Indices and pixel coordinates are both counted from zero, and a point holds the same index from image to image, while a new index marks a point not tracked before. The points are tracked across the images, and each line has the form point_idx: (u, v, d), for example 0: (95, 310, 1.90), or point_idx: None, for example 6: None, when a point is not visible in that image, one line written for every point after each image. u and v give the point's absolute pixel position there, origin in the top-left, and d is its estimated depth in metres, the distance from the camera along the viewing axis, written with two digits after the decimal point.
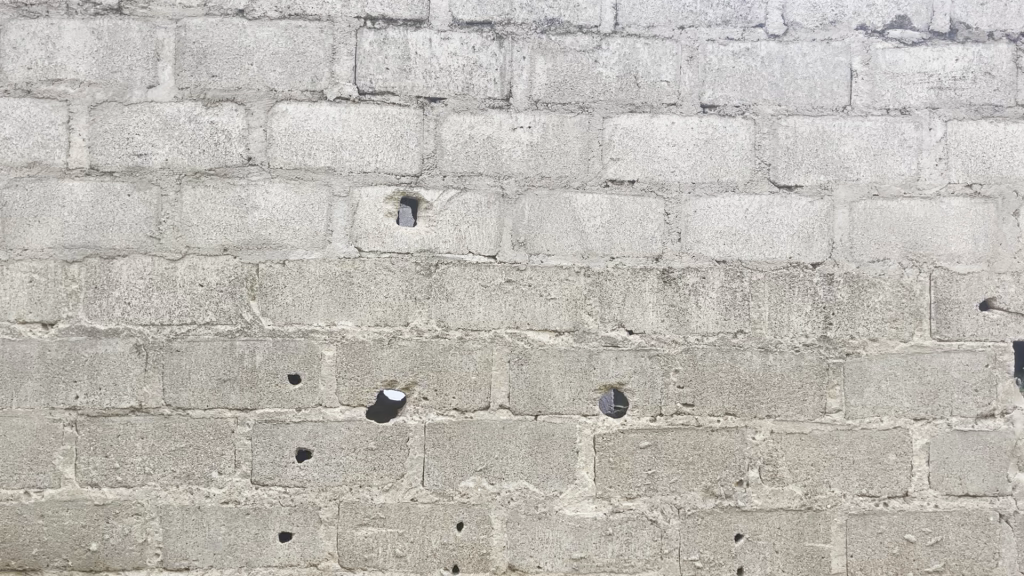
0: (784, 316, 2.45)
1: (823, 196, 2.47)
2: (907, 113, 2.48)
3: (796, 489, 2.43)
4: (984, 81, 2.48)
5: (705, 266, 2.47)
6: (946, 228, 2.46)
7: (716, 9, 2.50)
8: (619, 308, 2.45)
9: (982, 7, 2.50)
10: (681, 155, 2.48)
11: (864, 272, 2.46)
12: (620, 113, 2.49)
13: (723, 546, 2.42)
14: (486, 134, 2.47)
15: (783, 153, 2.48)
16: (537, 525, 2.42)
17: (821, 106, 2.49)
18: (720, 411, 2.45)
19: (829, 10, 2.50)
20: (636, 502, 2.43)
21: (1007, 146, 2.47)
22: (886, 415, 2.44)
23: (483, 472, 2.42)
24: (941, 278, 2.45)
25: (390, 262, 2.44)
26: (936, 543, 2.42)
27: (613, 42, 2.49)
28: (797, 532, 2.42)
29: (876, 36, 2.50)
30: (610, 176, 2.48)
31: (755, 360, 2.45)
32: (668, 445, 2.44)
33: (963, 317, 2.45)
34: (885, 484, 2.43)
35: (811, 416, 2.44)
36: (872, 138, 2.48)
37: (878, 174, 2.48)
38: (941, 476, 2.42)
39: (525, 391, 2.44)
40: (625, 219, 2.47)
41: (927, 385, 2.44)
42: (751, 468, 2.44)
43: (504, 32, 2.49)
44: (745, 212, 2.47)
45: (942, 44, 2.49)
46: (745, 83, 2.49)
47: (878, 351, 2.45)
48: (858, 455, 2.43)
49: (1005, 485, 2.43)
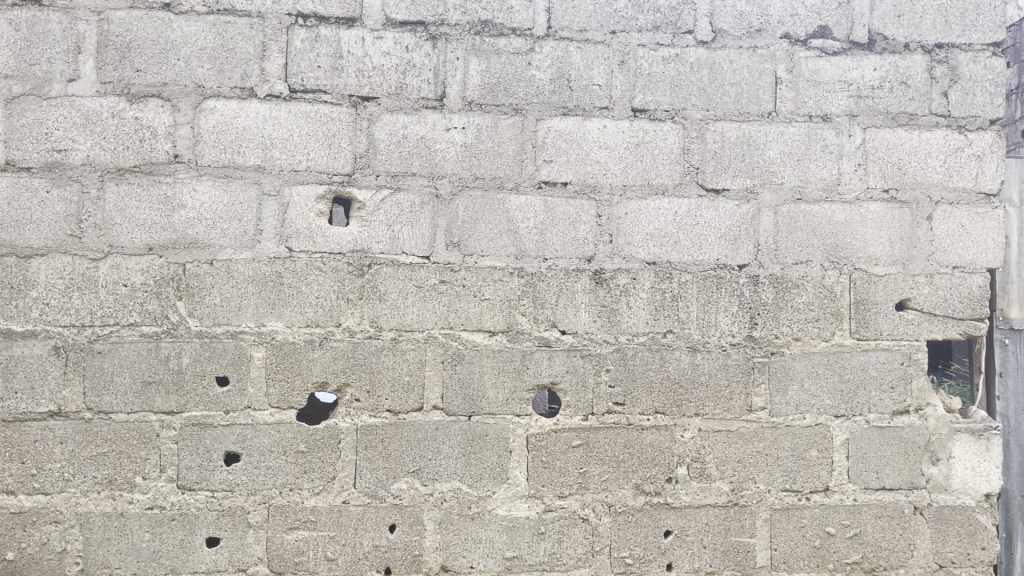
0: (711, 316, 2.51)
1: (749, 200, 2.54)
2: (829, 120, 2.57)
3: (723, 486, 2.49)
4: (900, 91, 2.58)
5: (635, 267, 2.51)
6: (865, 231, 2.55)
7: (647, 15, 2.54)
8: (551, 309, 2.48)
9: (899, 19, 2.60)
10: (613, 158, 2.52)
11: (787, 274, 2.53)
12: (553, 116, 2.51)
13: (652, 543, 2.47)
14: (419, 134, 2.46)
15: (711, 157, 2.54)
16: (470, 525, 2.43)
17: (748, 112, 2.55)
18: (650, 410, 2.49)
19: (755, 19, 2.57)
20: (568, 500, 2.45)
21: (921, 153, 2.57)
22: (808, 412, 2.51)
23: (417, 474, 2.42)
24: (861, 280, 2.54)
25: (322, 262, 2.42)
26: (855, 536, 2.51)
27: (546, 45, 2.51)
28: (724, 527, 2.49)
29: (799, 45, 2.58)
30: (543, 178, 2.50)
31: (684, 360, 2.50)
32: (599, 444, 2.47)
33: (881, 317, 2.54)
34: (808, 479, 2.50)
35: (738, 414, 2.50)
36: (796, 144, 2.55)
37: (802, 178, 2.55)
38: (860, 471, 2.51)
39: (458, 392, 2.44)
40: (559, 221, 2.50)
41: (847, 383, 2.53)
42: (680, 465, 2.49)
43: (438, 33, 2.48)
44: (674, 214, 2.52)
45: (861, 54, 2.58)
46: (675, 88, 2.54)
47: (800, 350, 2.52)
48: (782, 452, 2.50)
49: (919, 478, 2.53)
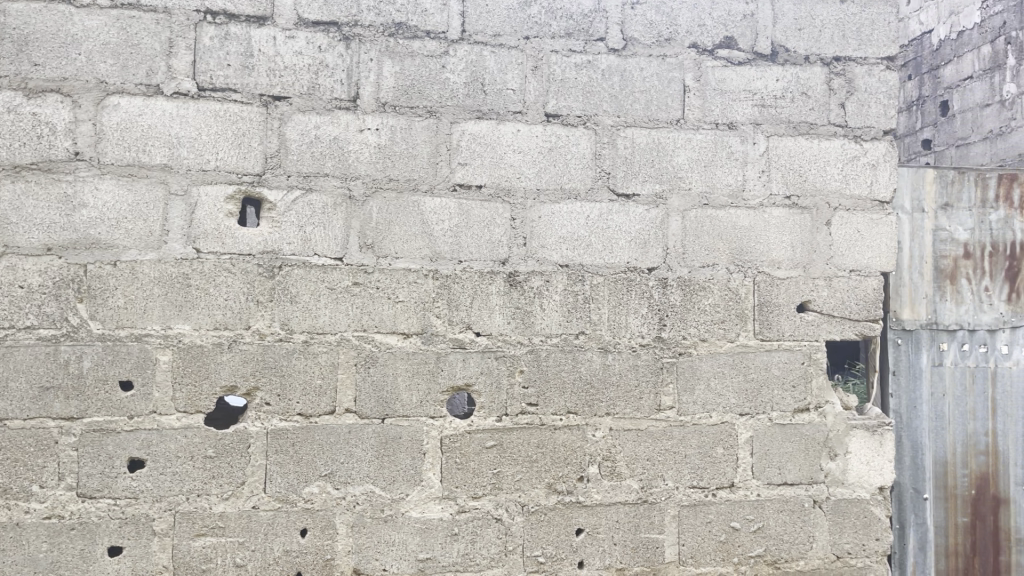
0: (622, 318, 2.57)
1: (658, 204, 2.61)
2: (734, 128, 2.66)
3: (633, 483, 2.55)
4: (801, 101, 2.69)
5: (549, 270, 2.54)
6: (768, 236, 2.65)
7: (559, 21, 2.59)
8: (466, 311, 2.49)
9: (800, 32, 2.71)
10: (526, 161, 2.55)
11: (695, 277, 2.61)
12: (467, 119, 2.53)
13: (564, 541, 2.51)
14: (332, 135, 2.45)
15: (622, 162, 2.60)
16: (383, 528, 2.42)
17: (657, 118, 2.62)
18: (562, 410, 2.53)
19: (664, 28, 2.64)
20: (481, 501, 2.47)
21: (821, 161, 2.68)
22: (715, 411, 2.59)
23: (329, 477, 2.40)
24: (764, 283, 2.64)
25: (231, 264, 2.38)
26: (758, 530, 2.60)
27: (460, 48, 2.53)
28: (633, 524, 2.54)
29: (706, 54, 2.66)
30: (458, 180, 2.51)
31: (595, 360, 2.55)
32: (513, 444, 2.50)
33: (783, 318, 2.64)
34: (714, 476, 2.58)
35: (647, 413, 2.57)
36: (704, 150, 2.63)
37: (709, 184, 2.64)
38: (763, 467, 2.61)
39: (371, 394, 2.43)
40: (473, 223, 2.51)
41: (750, 382, 2.62)
42: (591, 464, 2.54)
43: (351, 34, 2.47)
44: (586, 218, 2.57)
45: (765, 65, 2.68)
46: (587, 93, 2.59)
47: (707, 350, 2.60)
48: (690, 450, 2.58)
49: (819, 473, 2.64)
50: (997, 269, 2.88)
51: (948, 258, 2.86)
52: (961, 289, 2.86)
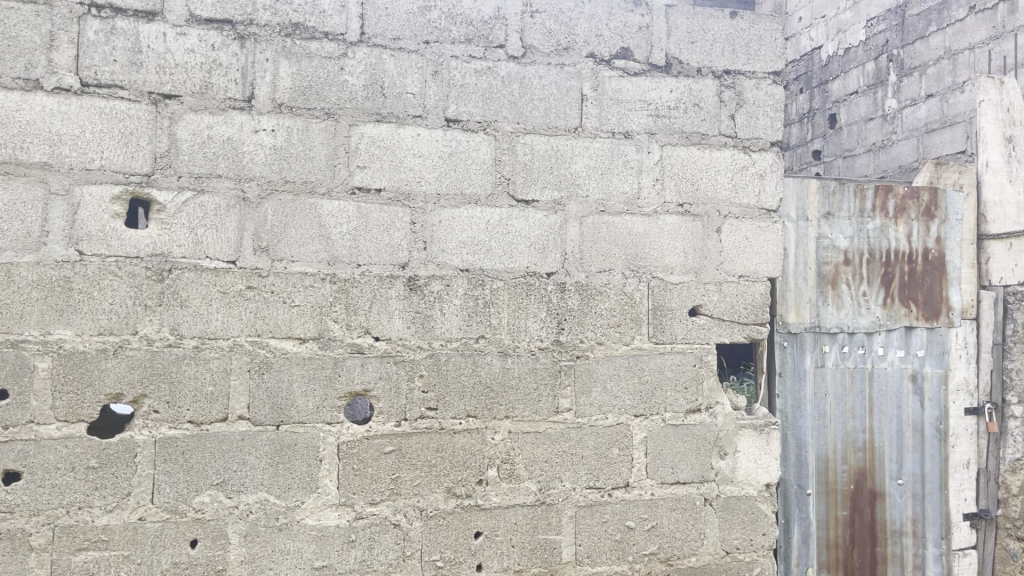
0: (521, 322, 2.59)
1: (557, 210, 2.65)
2: (630, 137, 2.72)
3: (531, 486, 2.58)
4: (693, 112, 2.78)
5: (449, 274, 2.55)
6: (662, 242, 2.73)
7: (460, 27, 2.60)
8: (364, 315, 2.47)
9: (693, 46, 2.80)
10: (426, 166, 2.55)
11: (591, 281, 2.66)
12: (366, 122, 2.51)
13: (463, 545, 2.52)
14: (225, 135, 2.39)
15: (521, 168, 2.63)
16: (278, 537, 2.38)
17: (556, 126, 2.67)
18: (462, 414, 2.54)
19: (563, 38, 2.69)
20: (379, 507, 2.46)
21: (712, 170, 2.78)
22: (611, 412, 2.65)
23: (221, 486, 2.35)
24: (658, 287, 2.71)
25: (117, 267, 2.29)
26: (652, 528, 2.67)
27: (359, 51, 2.51)
28: (531, 526, 2.58)
29: (603, 64, 2.72)
30: (356, 183, 2.49)
31: (495, 364, 2.57)
32: (412, 449, 2.49)
33: (676, 322, 2.72)
34: (610, 476, 2.64)
35: (545, 415, 2.60)
36: (601, 158, 2.69)
37: (605, 192, 2.69)
38: (657, 467, 2.68)
39: (265, 401, 2.39)
40: (372, 227, 2.50)
41: (645, 384, 2.69)
42: (490, 467, 2.56)
43: (246, 32, 2.42)
44: (487, 223, 2.59)
45: (659, 76, 2.76)
46: (486, 100, 2.61)
47: (604, 353, 2.66)
48: (587, 451, 2.63)
49: (710, 471, 2.73)
50: (873, 275, 3.05)
51: (830, 264, 3.00)
52: (841, 294, 3.01)
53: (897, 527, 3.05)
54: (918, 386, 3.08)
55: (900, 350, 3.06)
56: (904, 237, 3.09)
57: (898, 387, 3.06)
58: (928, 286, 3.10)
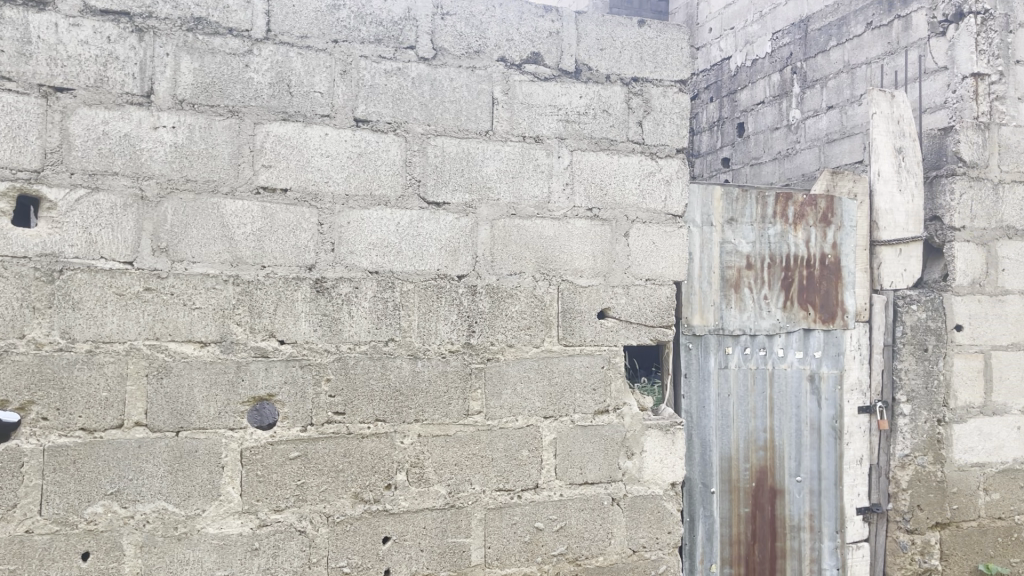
0: (431, 324, 2.58)
1: (468, 213, 2.65)
2: (540, 141, 2.75)
3: (441, 489, 2.57)
4: (602, 118, 2.83)
5: (357, 276, 2.52)
6: (571, 245, 2.75)
7: (370, 27, 2.58)
8: (269, 318, 2.42)
9: (602, 53, 2.84)
10: (334, 166, 2.51)
11: (503, 284, 2.67)
12: (272, 120, 2.46)
13: (371, 550, 2.49)
14: (122, 131, 2.31)
15: (431, 170, 2.62)
16: (177, 547, 2.31)
17: (466, 129, 2.67)
18: (370, 418, 2.51)
19: (474, 41, 2.70)
20: (284, 514, 2.41)
21: (620, 176, 2.82)
22: (520, 414, 2.66)
23: (115, 496, 2.26)
24: (568, 291, 2.74)
25: (2, 267, 2.18)
26: (560, 529, 2.69)
27: (265, 48, 2.46)
28: (441, 530, 2.57)
29: (514, 68, 2.74)
30: (261, 183, 2.44)
31: (405, 367, 2.55)
32: (318, 454, 2.45)
33: (585, 325, 2.75)
34: (519, 478, 2.65)
35: (455, 418, 2.60)
36: (511, 161, 2.71)
37: (516, 195, 2.71)
38: (565, 468, 2.71)
39: (163, 406, 2.31)
40: (278, 228, 2.45)
41: (554, 386, 2.71)
42: (398, 471, 2.54)
43: (144, 26, 2.35)
44: (396, 225, 2.57)
45: (569, 82, 2.80)
46: (397, 101, 2.60)
47: (514, 355, 2.67)
48: (496, 453, 2.64)
49: (617, 472, 2.77)
50: (774, 279, 3.15)
51: (733, 268, 3.09)
52: (744, 297, 3.10)
53: (796, 522, 3.16)
54: (816, 386, 3.21)
55: (799, 352, 3.18)
56: (803, 242, 3.21)
57: (797, 387, 3.17)
58: (825, 289, 3.23)
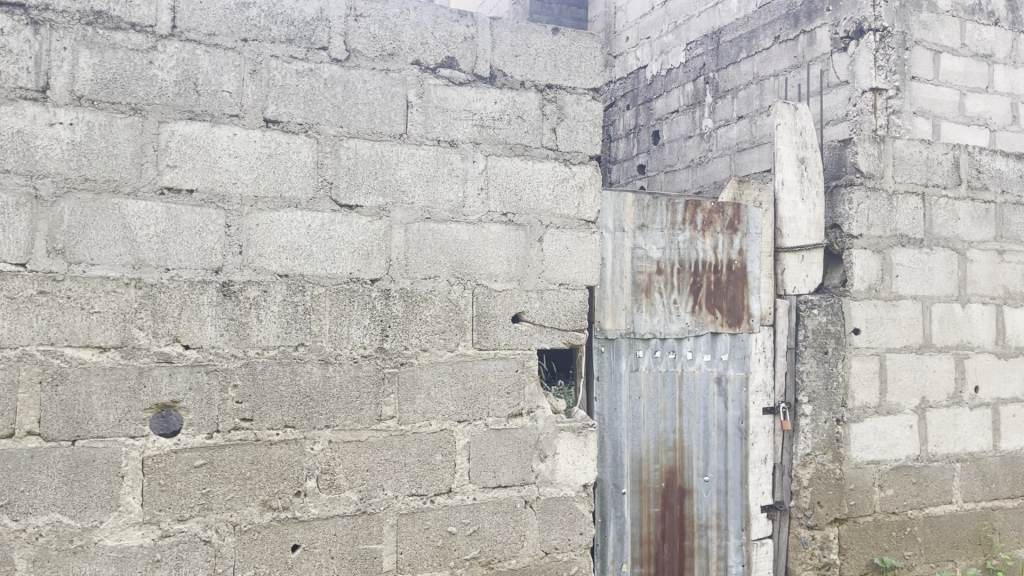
0: (342, 329, 2.55)
1: (381, 216, 2.63)
2: (455, 145, 2.75)
3: (352, 495, 2.55)
4: (517, 123, 2.85)
5: (266, 279, 2.47)
6: (486, 250, 2.76)
7: (281, 27, 2.54)
8: (174, 322, 2.35)
9: (516, 59, 2.86)
10: (243, 167, 2.46)
11: (416, 288, 2.66)
12: (177, 119, 2.40)
13: (279, 558, 2.45)
14: (15, 127, 2.22)
15: (344, 173, 2.59)
16: (72, 560, 2.23)
17: (380, 131, 2.65)
18: (278, 425, 2.47)
19: (387, 43, 2.68)
20: (187, 524, 2.35)
21: (534, 181, 2.84)
22: (434, 419, 2.66)
23: (6, 508, 2.18)
24: (482, 294, 2.74)
25: None
26: (473, 533, 2.70)
27: (170, 45, 2.40)
28: (352, 536, 2.54)
29: (428, 72, 2.74)
30: (166, 183, 2.37)
31: (315, 372, 2.52)
32: (225, 461, 2.40)
33: (499, 328, 2.76)
34: (432, 483, 2.65)
35: (367, 424, 2.57)
36: (425, 165, 2.70)
37: (431, 199, 2.70)
38: (478, 472, 2.71)
39: (59, 414, 2.23)
40: (183, 229, 2.38)
41: (468, 390, 2.71)
42: (308, 478, 2.50)
43: (41, 18, 2.27)
44: (307, 228, 2.53)
45: (483, 87, 2.81)
46: (309, 102, 2.56)
47: (427, 360, 2.66)
48: (409, 458, 2.62)
49: (530, 475, 2.79)
50: (683, 284, 3.24)
51: (644, 273, 3.17)
52: (654, 301, 3.18)
53: (703, 521, 3.26)
54: (723, 388, 3.32)
55: (706, 355, 3.29)
56: (710, 249, 3.31)
57: (705, 389, 3.28)
58: (731, 294, 3.35)
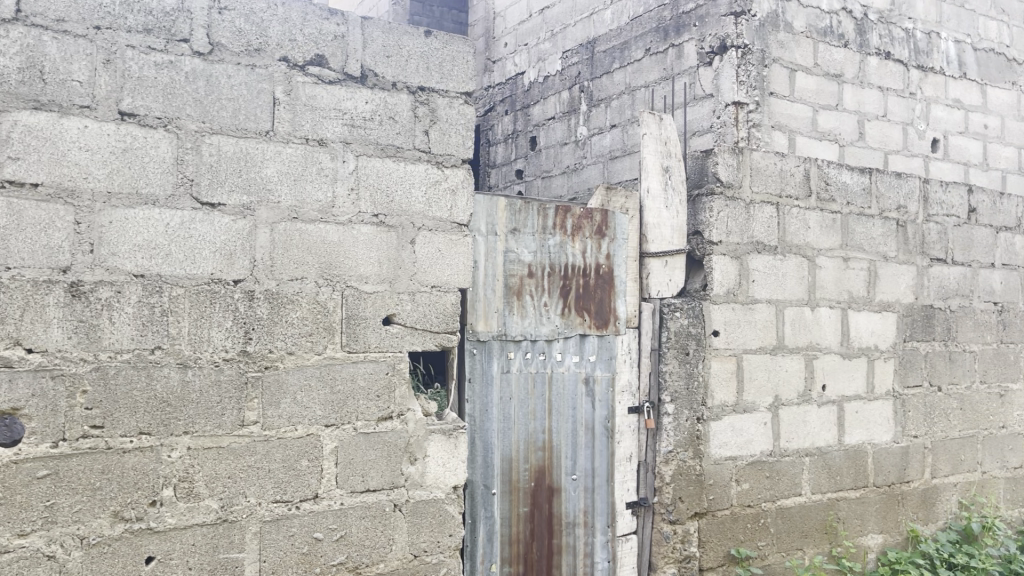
0: (203, 331, 2.46)
1: (245, 215, 2.55)
2: (324, 145, 2.70)
3: (212, 503, 2.46)
4: (388, 125, 2.83)
5: (120, 280, 2.36)
6: (356, 251, 2.72)
7: (137, 15, 2.44)
8: (15, 324, 2.23)
9: (388, 60, 2.85)
10: (95, 161, 2.35)
11: (282, 289, 2.59)
12: (21, 109, 2.27)
13: (131, 572, 2.35)
14: None
15: (206, 169, 2.50)
16: None
17: (245, 128, 2.58)
18: (132, 431, 2.36)
19: (253, 38, 2.61)
20: (29, 538, 2.22)
21: (406, 183, 2.83)
22: (300, 423, 2.60)
23: None
24: (351, 296, 2.70)
25: None
26: (340, 538, 2.66)
27: (13, 30, 2.27)
28: (211, 546, 2.46)
29: (297, 69, 2.68)
30: (7, 177, 2.24)
31: (173, 377, 2.42)
32: (72, 471, 2.28)
33: (369, 331, 2.73)
34: (297, 488, 2.59)
35: (229, 430, 2.49)
36: (293, 164, 2.64)
37: (298, 199, 2.64)
38: (346, 476, 2.68)
39: None
40: (26, 226, 2.26)
41: (336, 394, 2.67)
42: (164, 487, 2.40)
43: None
44: (165, 226, 2.43)
45: (354, 87, 2.78)
46: (168, 96, 2.47)
47: (293, 363, 2.60)
48: (273, 464, 2.56)
49: (399, 478, 2.77)
50: (553, 287, 3.32)
51: (515, 276, 3.23)
52: (525, 304, 3.25)
53: (570, 519, 3.35)
54: (590, 389, 3.41)
55: (575, 356, 3.37)
56: (579, 253, 3.41)
57: (573, 390, 3.36)
58: (599, 297, 3.45)
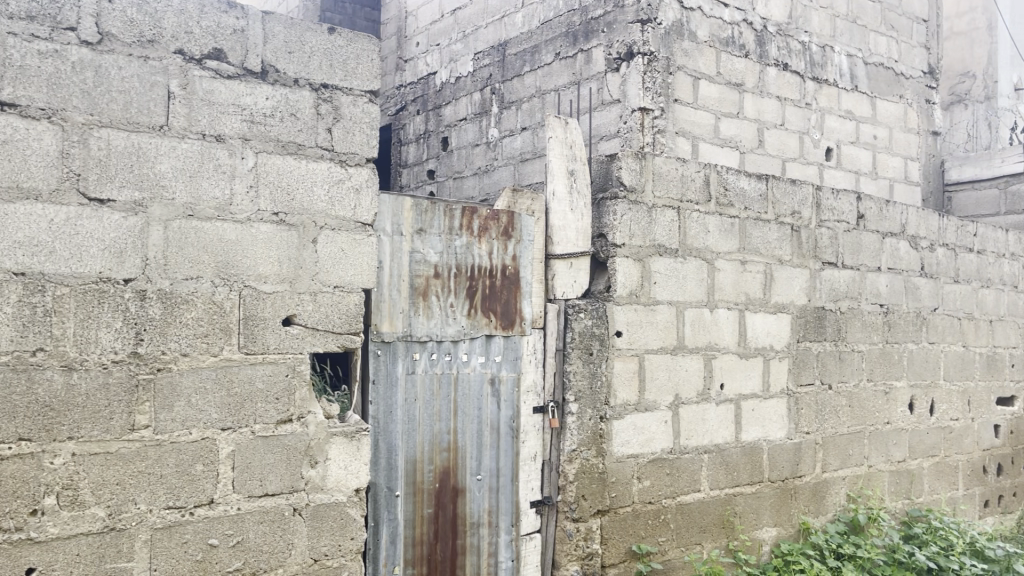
0: (90, 333, 2.37)
1: (137, 212, 2.46)
2: (222, 140, 2.63)
3: (98, 511, 2.37)
4: (290, 122, 2.77)
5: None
6: (255, 250, 2.66)
7: (19, 2, 2.34)
8: None
9: (290, 56, 2.79)
10: None
11: (176, 289, 2.51)
12: None
13: None
14: None
15: (94, 164, 2.41)
16: None
17: (137, 122, 2.49)
18: (11, 437, 2.26)
19: (146, 29, 2.52)
20: None
21: (308, 181, 2.78)
22: (194, 427, 2.53)
23: None
24: (250, 296, 2.64)
25: None
26: (237, 544, 2.59)
27: None
28: (98, 556, 2.37)
29: (194, 63, 2.61)
30: None
31: (57, 380, 2.32)
32: None
33: (268, 332, 2.67)
34: (192, 494, 2.52)
35: (118, 434, 2.40)
36: (188, 160, 2.57)
37: (194, 195, 2.57)
38: (243, 480, 2.61)
39: None
40: None
41: (233, 396, 2.61)
42: (46, 495, 2.30)
43: None
44: (49, 222, 2.33)
45: (254, 82, 2.71)
46: (52, 86, 2.37)
47: (188, 364, 2.53)
48: (166, 469, 2.48)
49: (299, 481, 2.72)
50: (459, 287, 3.33)
51: (421, 277, 3.22)
52: (430, 305, 3.25)
53: (475, 519, 3.35)
54: (495, 389, 3.42)
55: (481, 357, 3.38)
56: (485, 254, 3.42)
57: (478, 391, 3.37)
58: (505, 298, 3.47)
